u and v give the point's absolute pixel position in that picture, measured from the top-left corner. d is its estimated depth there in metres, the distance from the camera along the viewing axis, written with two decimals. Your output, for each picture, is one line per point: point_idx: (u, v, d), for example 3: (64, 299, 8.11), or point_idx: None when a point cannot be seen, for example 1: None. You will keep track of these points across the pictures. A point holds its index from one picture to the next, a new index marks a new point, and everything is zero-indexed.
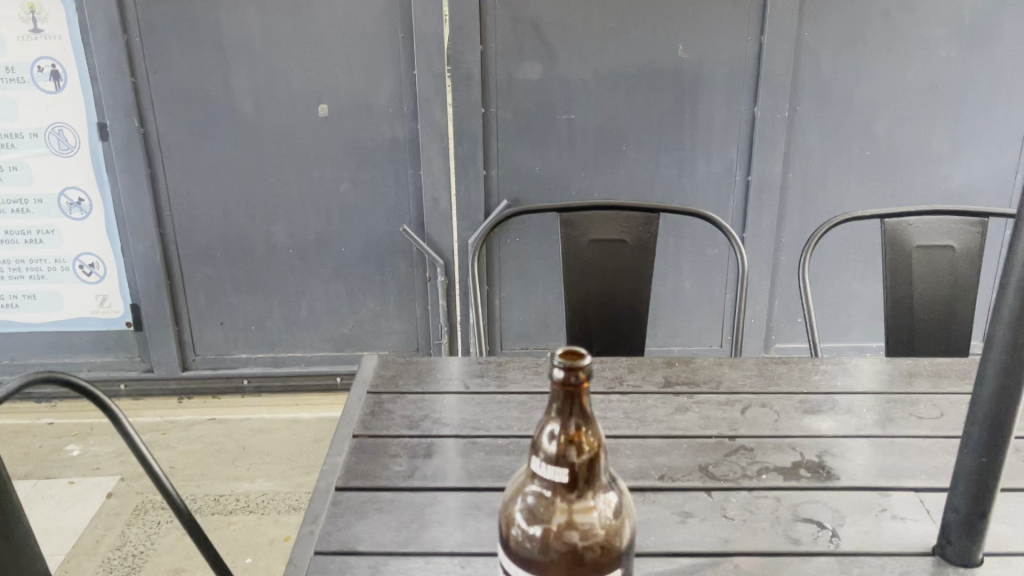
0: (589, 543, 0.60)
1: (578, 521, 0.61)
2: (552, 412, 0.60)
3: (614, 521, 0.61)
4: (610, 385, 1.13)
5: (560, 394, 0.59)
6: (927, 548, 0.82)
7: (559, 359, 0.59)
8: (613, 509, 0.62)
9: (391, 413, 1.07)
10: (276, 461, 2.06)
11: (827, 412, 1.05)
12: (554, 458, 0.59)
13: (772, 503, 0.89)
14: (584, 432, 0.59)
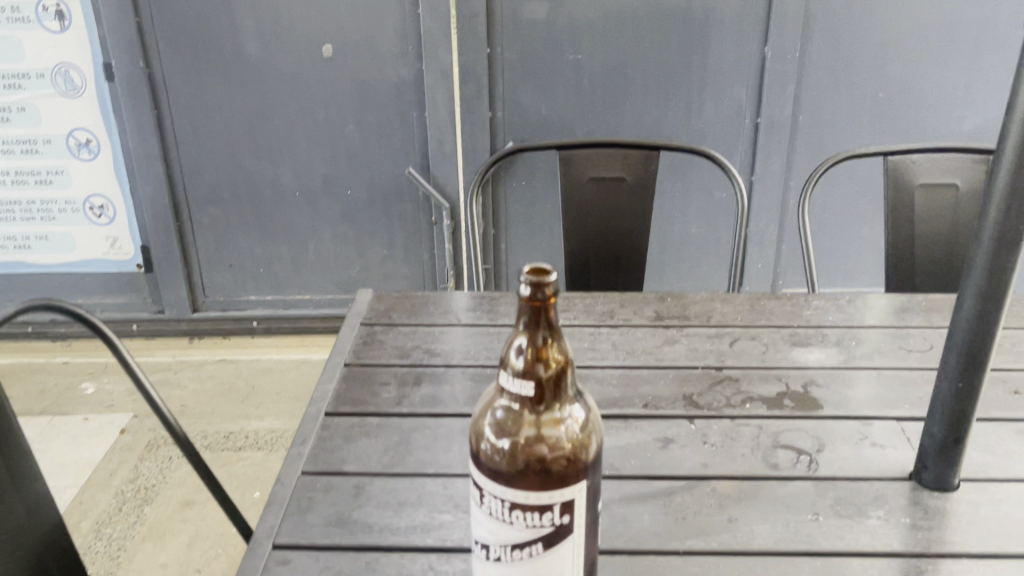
0: (556, 455, 0.64)
1: (546, 435, 0.64)
2: (520, 326, 0.60)
3: (581, 435, 0.64)
4: (600, 318, 1.14)
5: (527, 309, 0.60)
6: (904, 474, 0.84)
7: (525, 275, 0.59)
8: (580, 423, 0.64)
9: (382, 343, 1.10)
10: (285, 400, 2.10)
11: (815, 344, 1.06)
12: (521, 373, 0.60)
13: (754, 430, 0.90)
14: (551, 346, 0.60)
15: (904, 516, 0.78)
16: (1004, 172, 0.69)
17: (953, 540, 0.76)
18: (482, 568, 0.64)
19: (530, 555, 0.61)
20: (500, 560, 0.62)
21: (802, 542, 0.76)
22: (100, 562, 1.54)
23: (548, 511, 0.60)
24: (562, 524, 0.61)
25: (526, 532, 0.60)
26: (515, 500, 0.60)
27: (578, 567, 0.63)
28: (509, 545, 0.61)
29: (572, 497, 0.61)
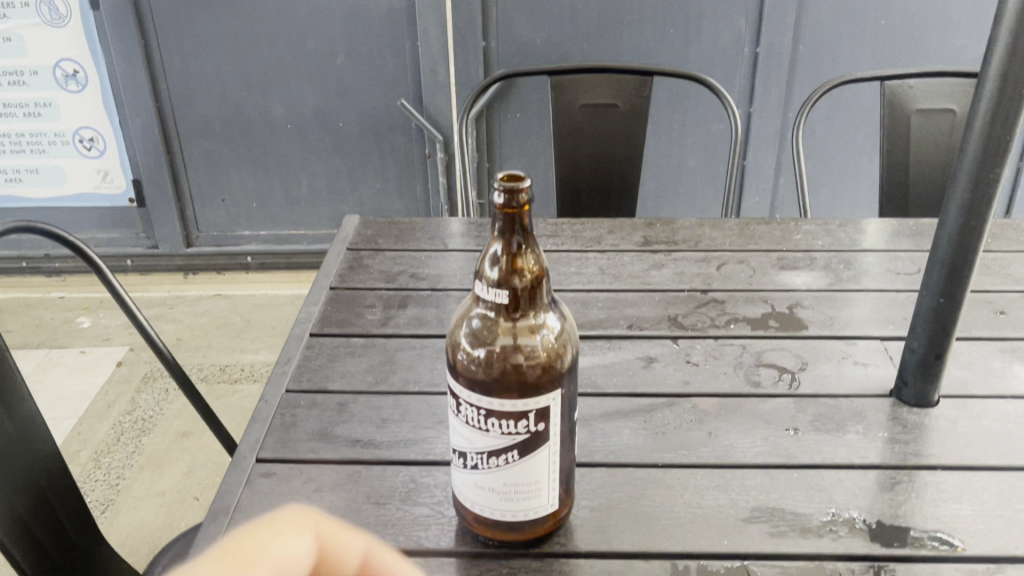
0: (532, 364, 0.63)
1: (522, 344, 0.64)
2: (494, 234, 0.60)
3: (557, 345, 0.64)
4: (588, 244, 1.13)
5: (502, 216, 0.60)
6: (884, 390, 0.84)
7: (500, 182, 0.59)
8: (556, 334, 0.64)
9: (369, 268, 1.10)
10: (280, 334, 2.11)
11: (803, 267, 1.05)
12: (496, 282, 0.60)
13: (737, 349, 0.90)
14: (526, 255, 0.60)
15: (882, 431, 0.79)
16: (991, 82, 0.68)
17: (929, 453, 0.77)
18: (460, 477, 0.65)
19: (507, 463, 0.62)
20: (476, 468, 0.63)
21: (780, 456, 0.77)
22: (99, 489, 1.57)
23: (524, 419, 0.61)
24: (537, 431, 0.62)
25: (502, 440, 0.61)
26: (491, 409, 0.61)
27: (554, 474, 0.64)
28: (486, 453, 0.62)
29: (547, 405, 0.61)
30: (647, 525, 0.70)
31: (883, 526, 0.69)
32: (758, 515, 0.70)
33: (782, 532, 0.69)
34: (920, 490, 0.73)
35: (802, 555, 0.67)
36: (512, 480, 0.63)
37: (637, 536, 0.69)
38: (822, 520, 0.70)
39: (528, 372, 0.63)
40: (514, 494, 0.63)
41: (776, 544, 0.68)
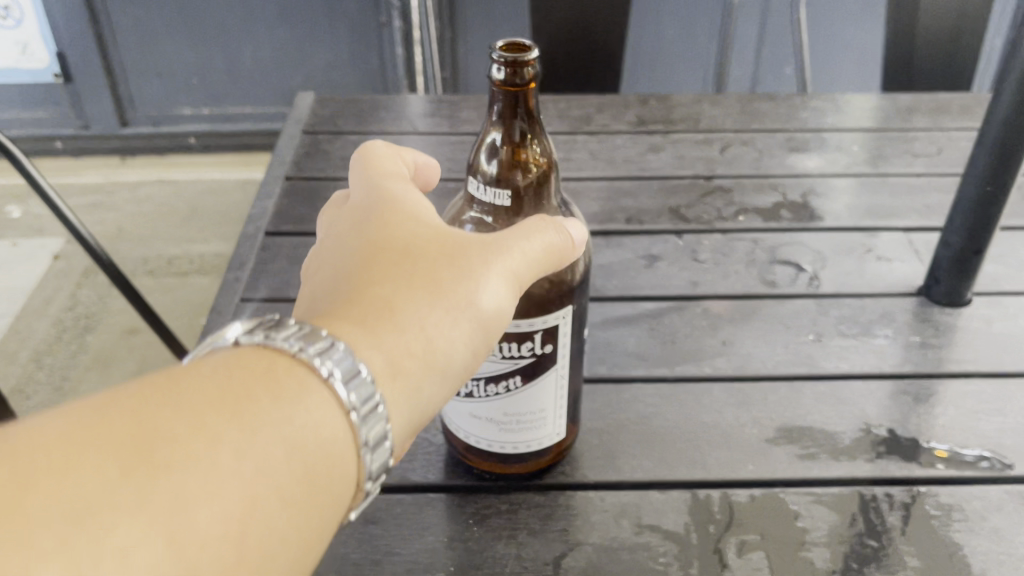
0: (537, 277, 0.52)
1: None
2: (493, 117, 0.49)
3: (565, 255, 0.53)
4: (577, 126, 1.02)
5: (503, 97, 0.49)
6: (911, 288, 0.77)
7: (498, 53, 0.47)
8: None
9: (328, 154, 0.99)
10: (233, 221, 1.98)
11: (814, 149, 0.96)
12: (495, 180, 0.50)
13: (749, 245, 0.81)
14: (531, 144, 0.49)
15: (912, 335, 0.72)
16: None
17: (964, 358, 0.69)
18: (451, 405, 0.56)
19: (508, 390, 0.53)
20: (471, 397, 0.54)
21: (804, 365, 0.69)
22: (42, 393, 1.46)
23: (528, 341, 0.51)
24: (544, 354, 0.52)
25: (501, 366, 0.52)
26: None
27: (561, 401, 0.55)
28: (482, 380, 0.53)
29: (555, 324, 0.52)
30: (661, 448, 0.62)
31: (921, 445, 0.62)
32: (784, 435, 0.63)
33: (812, 455, 0.61)
34: (958, 401, 0.66)
35: (835, 479, 0.60)
36: (513, 409, 0.54)
37: (651, 461, 0.61)
38: (854, 439, 0.63)
39: (532, 291, 0.52)
40: (515, 423, 0.55)
41: (806, 468, 0.60)
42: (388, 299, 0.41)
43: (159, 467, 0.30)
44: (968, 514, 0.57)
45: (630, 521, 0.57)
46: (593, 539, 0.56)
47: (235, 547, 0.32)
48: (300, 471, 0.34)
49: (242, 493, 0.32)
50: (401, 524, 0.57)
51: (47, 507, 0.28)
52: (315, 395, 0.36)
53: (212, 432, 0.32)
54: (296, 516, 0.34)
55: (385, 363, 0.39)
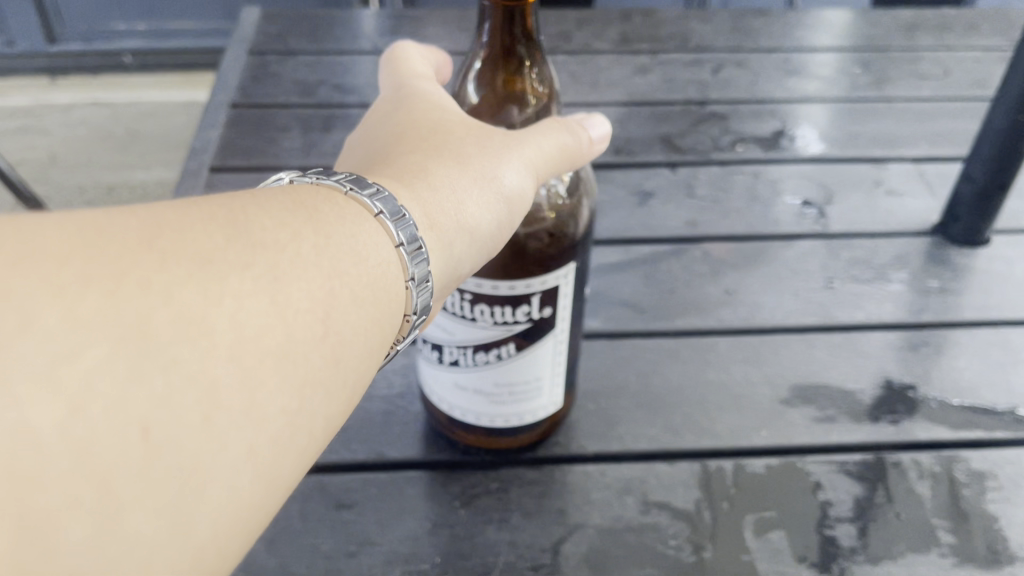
0: (533, 231, 0.45)
1: None
2: (485, 38, 0.43)
3: (567, 202, 0.46)
4: (555, 44, 0.94)
5: (497, 12, 0.42)
6: (924, 227, 0.71)
7: None
8: (567, 186, 0.47)
9: (277, 77, 0.89)
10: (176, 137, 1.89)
11: (810, 71, 0.91)
12: (486, 110, 0.44)
13: (748, 179, 0.76)
14: (528, 74, 0.44)
15: (930, 280, 0.66)
16: None
17: (987, 305, 0.64)
18: (431, 373, 0.49)
19: (499, 359, 0.46)
20: (456, 365, 0.47)
21: (817, 315, 0.63)
22: None
23: (523, 304, 0.44)
24: (541, 320, 0.45)
25: (493, 332, 0.45)
26: (479, 293, 0.43)
27: (559, 369, 0.49)
28: (470, 347, 0.46)
29: (555, 285, 0.44)
30: (666, 414, 0.56)
31: (947, 404, 0.57)
32: (799, 395, 0.57)
33: (831, 417, 0.56)
34: (983, 351, 0.60)
35: (857, 445, 0.54)
36: (505, 380, 0.47)
37: (655, 429, 0.55)
38: (875, 398, 0.57)
39: (528, 243, 0.45)
40: (507, 395, 0.48)
41: (825, 432, 0.55)
42: (420, 165, 0.38)
43: (258, 239, 0.29)
44: (1002, 483, 0.52)
45: (635, 499, 0.51)
46: (595, 521, 0.50)
47: (328, 327, 0.30)
48: (368, 283, 0.32)
49: (330, 281, 0.31)
50: (378, 507, 0.51)
51: (170, 250, 0.27)
52: (372, 228, 0.34)
53: (294, 229, 0.31)
54: (367, 329, 0.32)
55: (422, 213, 0.36)
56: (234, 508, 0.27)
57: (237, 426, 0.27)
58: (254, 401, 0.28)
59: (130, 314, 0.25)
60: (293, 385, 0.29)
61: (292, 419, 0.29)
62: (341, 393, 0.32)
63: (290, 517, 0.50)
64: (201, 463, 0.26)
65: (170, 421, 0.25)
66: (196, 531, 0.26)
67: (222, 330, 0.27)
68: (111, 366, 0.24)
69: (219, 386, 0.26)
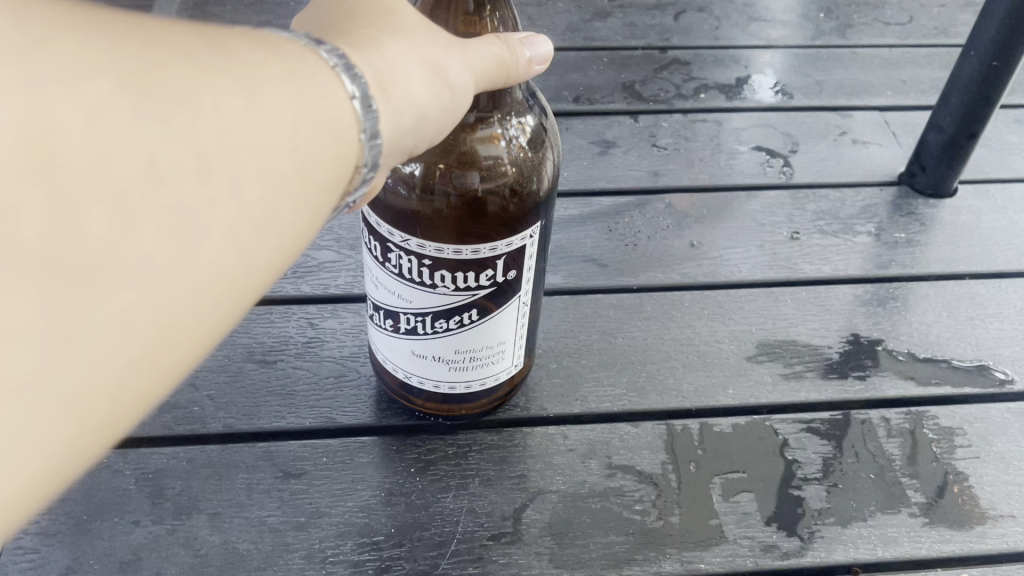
0: (493, 189, 0.41)
1: (479, 158, 0.41)
2: None
3: (529, 155, 0.42)
4: None
5: None
6: (891, 178, 0.69)
7: None
8: (529, 138, 0.42)
9: (217, 18, 0.83)
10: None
11: (774, 17, 0.88)
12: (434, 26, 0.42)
13: (712, 128, 0.73)
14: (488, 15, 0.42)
15: (896, 232, 0.64)
16: None
17: (953, 257, 0.62)
18: (387, 341, 0.46)
19: (461, 326, 0.43)
20: (414, 333, 0.44)
21: (783, 269, 0.61)
22: None
23: (487, 269, 0.41)
24: (506, 282, 0.42)
25: (453, 298, 0.42)
26: (438, 258, 0.40)
27: (522, 330, 0.46)
28: (429, 314, 0.43)
29: (521, 247, 0.41)
30: (629, 373, 0.54)
31: (915, 359, 0.55)
32: (766, 351, 0.56)
33: (798, 374, 0.54)
34: (951, 305, 0.59)
35: (826, 403, 0.53)
36: (465, 346, 0.44)
37: (618, 389, 0.53)
38: (843, 354, 0.56)
39: (487, 201, 0.42)
40: (468, 361, 0.45)
41: (793, 390, 0.53)
42: (368, 30, 0.33)
43: (239, 45, 0.26)
44: (971, 440, 0.51)
45: (599, 463, 0.49)
46: (558, 486, 0.48)
47: (313, 140, 0.27)
48: (345, 121, 0.29)
49: (315, 100, 0.27)
50: (330, 476, 0.48)
51: (157, 30, 0.24)
52: (329, 79, 0.28)
53: (274, 48, 0.27)
54: (343, 163, 0.29)
55: (373, 75, 0.31)
56: (227, 286, 0.24)
57: (233, 198, 0.24)
58: (248, 182, 0.24)
59: (129, 64, 0.22)
60: (279, 178, 0.26)
61: (277, 218, 0.26)
62: (317, 217, 0.28)
63: (234, 488, 0.47)
64: (198, 220, 0.23)
65: (172, 169, 0.22)
66: (193, 292, 0.23)
67: (216, 104, 0.24)
68: (113, 101, 0.21)
69: (215, 150, 0.23)
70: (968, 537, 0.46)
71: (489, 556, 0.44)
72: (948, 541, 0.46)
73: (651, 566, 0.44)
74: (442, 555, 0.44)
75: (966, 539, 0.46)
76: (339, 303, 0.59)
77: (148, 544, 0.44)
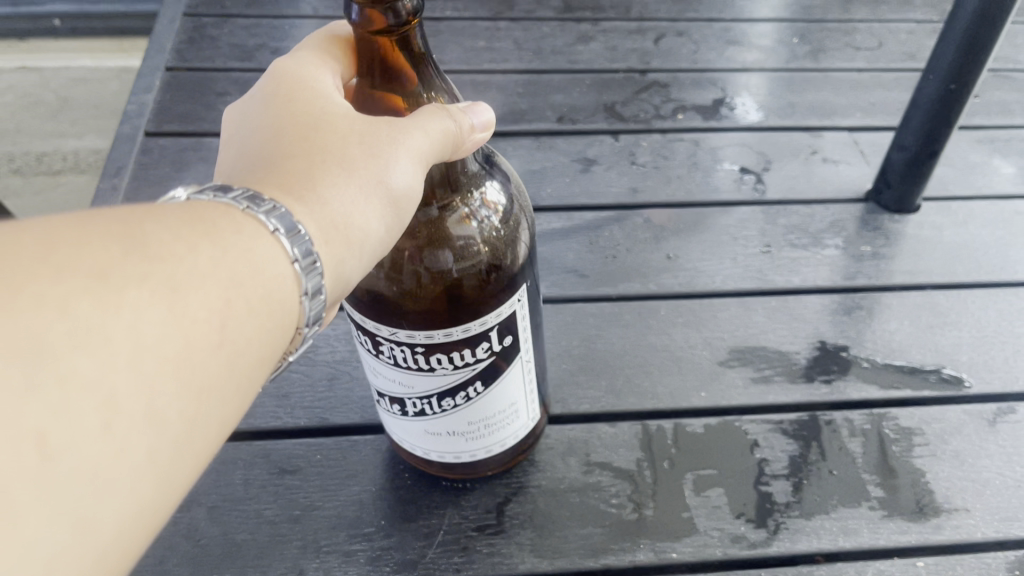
0: (470, 264, 0.40)
1: (449, 237, 0.40)
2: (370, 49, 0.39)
3: (503, 230, 0.41)
4: (498, 11, 0.95)
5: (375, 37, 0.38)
6: (858, 194, 0.73)
7: None
8: (501, 214, 0.41)
9: (215, 39, 0.87)
10: (117, 88, 1.50)
11: (750, 41, 0.92)
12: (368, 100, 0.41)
13: (689, 147, 0.76)
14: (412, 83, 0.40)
15: (863, 246, 0.68)
16: None
17: (916, 270, 0.66)
18: (396, 424, 0.45)
19: (468, 399, 0.42)
20: (423, 415, 0.43)
21: (755, 280, 0.64)
22: None
23: (482, 341, 0.40)
24: (503, 349, 0.42)
25: (454, 376, 0.41)
26: (432, 342, 0.39)
27: (526, 387, 0.45)
28: (435, 396, 0.42)
29: (512, 311, 0.41)
30: (608, 377, 0.57)
31: (879, 365, 0.59)
32: (737, 357, 0.59)
33: (766, 378, 0.57)
34: (913, 315, 0.62)
35: (793, 405, 0.56)
36: (476, 416, 0.43)
37: (598, 392, 0.56)
38: (810, 359, 0.59)
39: (463, 280, 0.40)
40: (482, 429, 0.44)
41: (761, 393, 0.56)
42: (303, 171, 0.34)
43: (156, 248, 0.27)
44: (928, 439, 0.54)
45: (578, 460, 0.52)
46: (539, 482, 0.51)
47: (228, 330, 0.28)
48: (264, 296, 0.30)
49: (231, 291, 0.28)
50: (323, 473, 0.50)
51: (62, 261, 0.24)
52: (267, 246, 0.30)
53: (190, 237, 0.28)
54: (262, 338, 0.30)
55: (317, 227, 0.32)
56: (133, 516, 0.25)
57: (137, 429, 0.25)
58: (155, 408, 0.25)
59: (29, 325, 0.22)
60: (188, 391, 0.27)
61: (188, 426, 0.27)
62: (234, 399, 0.29)
63: (233, 484, 0.50)
64: (97, 472, 0.24)
65: (71, 431, 0.23)
66: (99, 534, 0.24)
67: (124, 337, 0.24)
68: (10, 377, 0.22)
69: (119, 391, 0.24)
70: (924, 528, 0.49)
71: (473, 547, 0.47)
72: (905, 532, 0.48)
73: (626, 556, 0.47)
74: (429, 545, 0.47)
75: (922, 531, 0.49)
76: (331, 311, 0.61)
77: (152, 535, 0.47)
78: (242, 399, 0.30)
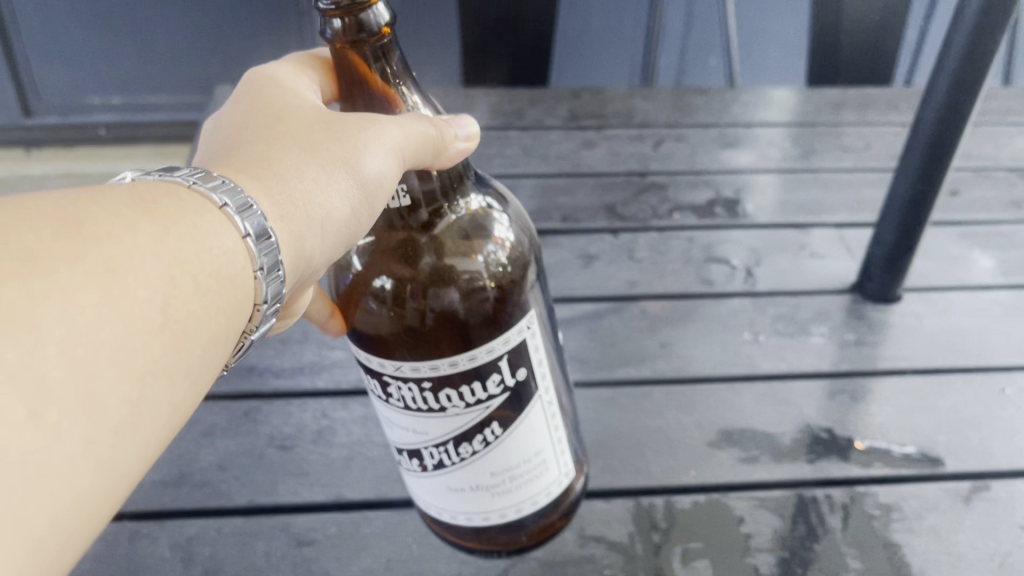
0: (474, 299, 0.45)
1: (456, 276, 0.45)
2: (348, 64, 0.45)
3: (508, 267, 0.46)
4: (509, 121, 1.03)
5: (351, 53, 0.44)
6: (844, 285, 0.77)
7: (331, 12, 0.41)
8: (508, 253, 0.46)
9: None
10: None
11: (746, 144, 0.99)
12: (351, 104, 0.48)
13: (684, 244, 0.82)
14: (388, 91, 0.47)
15: (847, 333, 0.72)
16: None
17: (899, 356, 0.70)
18: (423, 485, 0.49)
19: (485, 444, 0.46)
20: (444, 466, 0.47)
21: (742, 366, 0.69)
22: None
23: (491, 374, 0.44)
24: (517, 384, 0.45)
25: (467, 416, 0.45)
26: (439, 376, 0.43)
27: (550, 431, 0.48)
28: (451, 442, 0.46)
29: (519, 340, 0.44)
30: (604, 456, 0.61)
31: (860, 446, 0.62)
32: (725, 437, 0.63)
33: (753, 458, 0.61)
34: (894, 399, 0.66)
35: (778, 482, 0.59)
36: (497, 466, 0.47)
37: (593, 471, 0.60)
38: (795, 440, 0.62)
39: (468, 316, 0.45)
40: (506, 479, 0.47)
41: (748, 471, 0.60)
42: (268, 156, 0.40)
43: (99, 235, 0.30)
44: (906, 514, 0.57)
45: (575, 534, 0.56)
46: (538, 554, 0.54)
47: (167, 316, 0.31)
48: (210, 272, 0.34)
49: (172, 271, 0.32)
50: (337, 545, 0.55)
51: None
52: (214, 217, 0.35)
53: (130, 224, 0.32)
54: (206, 318, 0.34)
55: (273, 204, 0.38)
56: (73, 499, 0.28)
57: (74, 411, 0.27)
58: (93, 390, 0.28)
59: None
60: (129, 372, 0.30)
61: (133, 405, 0.30)
62: (182, 378, 0.33)
63: (254, 554, 0.54)
64: (32, 458, 0.26)
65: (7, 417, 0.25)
66: (40, 510, 0.27)
67: (54, 324, 0.27)
68: None
69: (52, 376, 0.27)
70: None
71: None
72: None
73: None
74: None
75: None
76: (350, 395, 0.67)
77: None
78: (190, 377, 0.33)
